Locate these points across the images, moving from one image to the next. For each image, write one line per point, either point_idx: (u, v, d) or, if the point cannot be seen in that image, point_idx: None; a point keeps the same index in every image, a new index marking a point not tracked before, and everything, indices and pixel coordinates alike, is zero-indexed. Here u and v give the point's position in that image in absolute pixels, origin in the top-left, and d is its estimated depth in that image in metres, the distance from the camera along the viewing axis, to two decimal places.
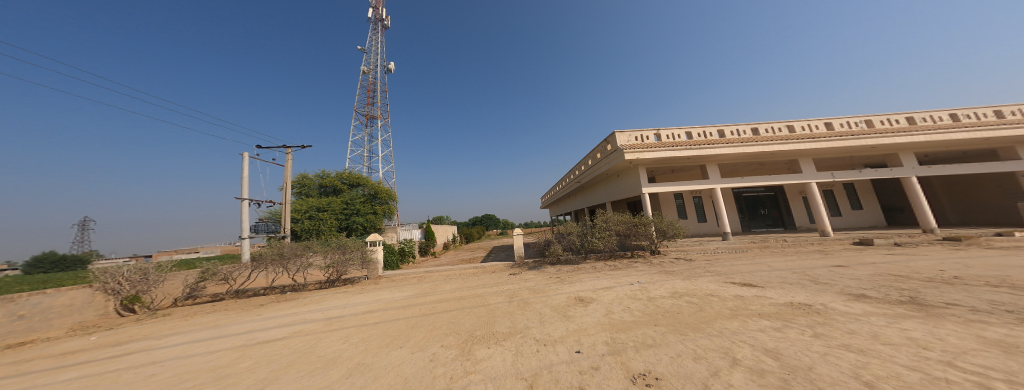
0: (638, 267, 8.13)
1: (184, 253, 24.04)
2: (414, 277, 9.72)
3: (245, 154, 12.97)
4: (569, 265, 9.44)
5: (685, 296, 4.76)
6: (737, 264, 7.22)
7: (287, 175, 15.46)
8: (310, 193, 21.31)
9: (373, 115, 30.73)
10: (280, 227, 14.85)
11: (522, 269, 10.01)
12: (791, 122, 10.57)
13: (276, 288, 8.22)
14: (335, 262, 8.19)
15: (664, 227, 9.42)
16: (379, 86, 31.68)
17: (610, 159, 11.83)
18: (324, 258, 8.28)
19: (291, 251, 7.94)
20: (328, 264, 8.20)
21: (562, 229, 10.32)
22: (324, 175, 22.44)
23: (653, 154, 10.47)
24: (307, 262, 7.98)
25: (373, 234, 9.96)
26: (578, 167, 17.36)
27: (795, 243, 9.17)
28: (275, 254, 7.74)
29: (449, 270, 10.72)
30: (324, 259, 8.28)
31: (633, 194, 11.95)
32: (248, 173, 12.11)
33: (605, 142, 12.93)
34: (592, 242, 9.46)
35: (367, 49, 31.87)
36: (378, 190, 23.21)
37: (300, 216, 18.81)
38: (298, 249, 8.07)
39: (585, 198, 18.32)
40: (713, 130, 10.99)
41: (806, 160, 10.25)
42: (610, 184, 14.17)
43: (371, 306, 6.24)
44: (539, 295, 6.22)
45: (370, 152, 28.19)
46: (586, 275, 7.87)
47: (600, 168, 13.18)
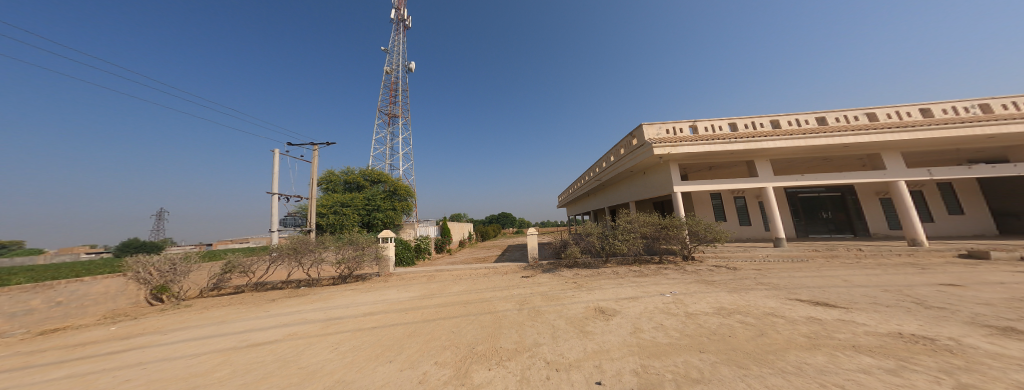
0: (669, 275, 7.08)
1: (227, 244, 26.25)
2: (424, 276, 9.42)
3: (276, 151, 13.75)
4: (588, 270, 8.56)
5: (735, 315, 3.80)
6: (797, 276, 5.95)
7: (313, 172, 16.21)
8: (335, 189, 22.24)
9: (395, 114, 31.91)
10: (307, 222, 15.49)
11: (537, 272, 9.30)
12: (870, 109, 8.76)
13: (294, 282, 8.32)
14: (348, 258, 8.14)
15: (700, 230, 8.22)
16: (401, 85, 32.74)
17: (636, 154, 10.73)
18: (338, 254, 8.26)
19: (307, 246, 7.97)
20: (340, 260, 8.15)
21: (580, 230, 9.43)
22: (349, 172, 23.33)
23: (688, 149, 9.27)
24: (322, 257, 7.99)
25: (386, 230, 9.84)
26: (599, 164, 16.24)
27: (872, 254, 7.52)
28: (290, 248, 7.79)
29: (460, 270, 10.29)
30: (339, 255, 8.27)
31: (662, 193, 10.73)
32: (275, 170, 12.76)
33: (631, 136, 11.78)
34: (615, 245, 8.50)
35: (390, 50, 33.11)
36: (398, 187, 23.70)
37: (326, 211, 19.71)
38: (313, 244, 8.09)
39: (606, 197, 17.17)
40: (763, 121, 9.49)
41: (887, 155, 8.47)
42: (636, 182, 12.97)
43: (374, 308, 5.87)
44: (552, 303, 5.48)
45: (391, 150, 29.02)
46: (607, 282, 7.00)
47: (625, 164, 12.06)
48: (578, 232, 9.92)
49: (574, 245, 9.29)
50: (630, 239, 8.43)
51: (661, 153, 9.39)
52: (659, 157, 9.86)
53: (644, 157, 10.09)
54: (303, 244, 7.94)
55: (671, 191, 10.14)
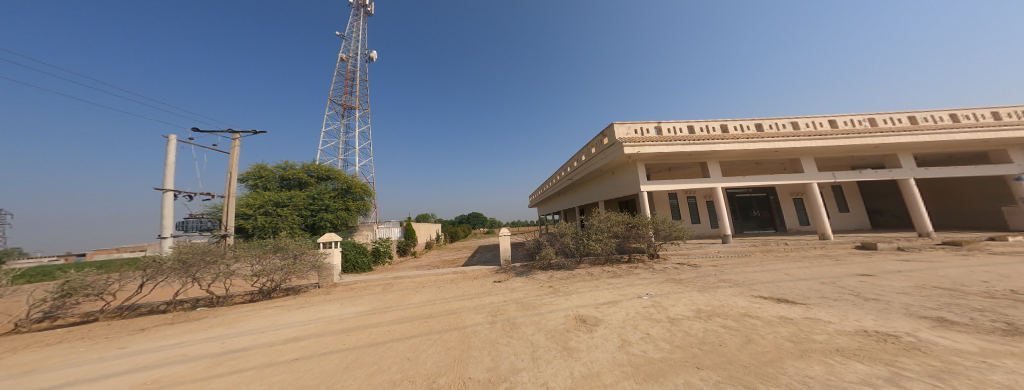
0: (640, 274, 7.13)
1: (126, 251, 21.22)
2: (379, 285, 8.22)
3: (173, 137, 10.83)
4: (561, 272, 8.31)
5: (716, 319, 3.71)
6: (751, 272, 6.37)
7: (232, 164, 13.26)
8: (267, 185, 18.71)
9: (350, 106, 28.28)
10: (220, 225, 12.68)
11: (508, 275, 8.78)
12: (795, 119, 10.16)
13: (180, 302, 6.57)
14: (261, 270, 6.62)
15: (664, 229, 8.57)
16: (360, 75, 29.15)
17: (606, 154, 10.90)
18: (247, 265, 6.69)
19: (200, 257, 6.26)
20: (253, 273, 6.64)
21: (553, 229, 9.18)
22: (286, 166, 19.85)
23: (654, 149, 9.60)
24: (223, 271, 6.36)
25: (328, 234, 8.27)
26: (570, 163, 16.37)
27: (797, 247, 8.60)
28: (174, 260, 6.10)
29: (423, 275, 9.28)
30: (248, 267, 6.70)
31: (629, 192, 11.09)
32: (174, 158, 10.30)
33: (601, 136, 11.98)
34: (588, 245, 8.40)
35: (346, 35, 29.25)
36: (352, 185, 20.92)
37: (253, 212, 16.45)
38: (211, 255, 6.42)
39: (577, 197, 17.39)
40: (714, 125, 10.29)
41: (805, 159, 9.86)
42: (605, 182, 13.27)
43: (305, 332, 4.69)
44: (528, 314, 4.97)
45: (346, 144, 25.82)
46: (582, 285, 6.75)
47: (595, 163, 12.24)
48: (550, 232, 9.68)
49: (547, 244, 8.99)
50: (602, 239, 8.40)
51: (630, 152, 9.57)
52: (628, 156, 10.08)
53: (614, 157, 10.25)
54: (194, 252, 6.30)
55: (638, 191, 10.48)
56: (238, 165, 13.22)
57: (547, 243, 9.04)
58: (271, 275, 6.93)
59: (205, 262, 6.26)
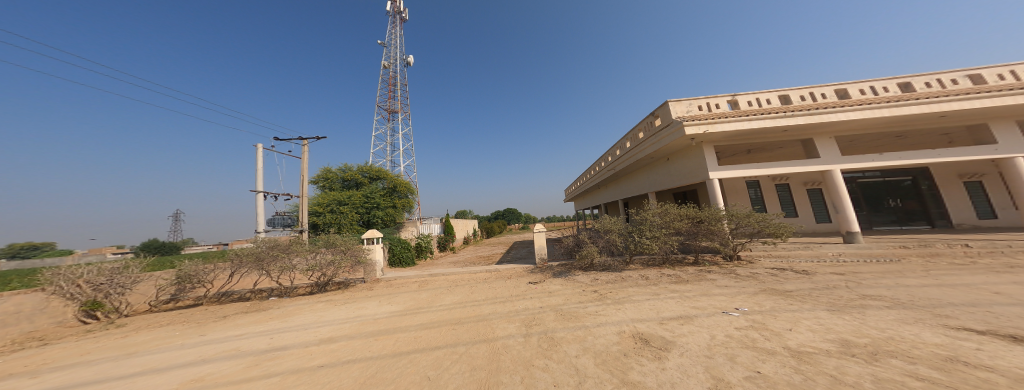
0: (716, 280, 5.52)
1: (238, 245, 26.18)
2: (415, 283, 8.14)
3: (259, 147, 13.02)
4: (609, 274, 7.07)
5: (885, 360, 2.27)
6: (908, 285, 4.31)
7: (302, 169, 15.28)
8: (332, 186, 21.19)
9: (394, 110, 30.80)
10: (298, 222, 14.52)
11: (546, 276, 7.87)
12: (974, 70, 6.89)
13: (261, 292, 7.14)
14: (316, 265, 6.80)
15: (748, 225, 6.57)
16: (399, 80, 31.67)
17: (661, 137, 9.09)
18: (307, 260, 6.94)
19: (269, 251, 6.75)
20: (309, 268, 6.86)
21: (597, 226, 7.90)
22: (347, 169, 22.29)
23: (731, 126, 7.56)
24: (287, 266, 6.66)
25: (370, 230, 8.57)
26: (613, 151, 14.52)
27: (987, 252, 5.78)
28: (251, 254, 6.56)
29: (457, 274, 8.97)
30: (307, 261, 6.94)
31: (692, 182, 9.08)
32: (260, 164, 12.05)
33: (653, 116, 10.06)
34: (641, 244, 6.92)
35: (386, 44, 31.99)
36: (398, 184, 22.59)
37: (322, 210, 18.79)
38: (278, 250, 6.84)
39: (621, 190, 15.52)
40: (828, 89, 7.57)
41: (996, 125, 6.65)
42: (658, 170, 11.28)
43: (336, 332, 4.49)
44: (570, 328, 4.00)
45: (392, 147, 28.16)
46: (637, 291, 5.47)
47: (646, 149, 10.38)
48: (593, 228, 8.40)
49: (589, 243, 7.78)
50: (659, 237, 6.82)
51: (697, 132, 7.69)
52: (691, 138, 8.16)
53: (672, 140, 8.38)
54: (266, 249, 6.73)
55: (706, 180, 8.44)
56: (306, 168, 15.15)
57: (590, 242, 7.80)
58: (328, 269, 7.11)
59: (273, 256, 6.67)
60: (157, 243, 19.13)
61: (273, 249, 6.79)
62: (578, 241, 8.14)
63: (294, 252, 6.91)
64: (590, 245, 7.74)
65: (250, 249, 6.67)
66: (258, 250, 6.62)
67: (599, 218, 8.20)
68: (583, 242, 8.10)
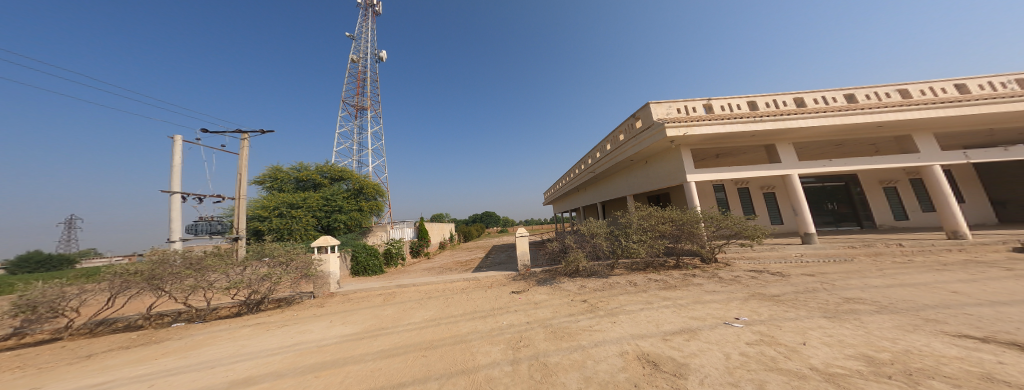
0: (703, 285, 5.43)
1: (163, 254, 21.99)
2: (380, 296, 7.10)
3: (178, 138, 10.72)
4: (594, 281, 6.73)
5: (925, 383, 2.03)
6: (878, 286, 4.48)
7: (241, 165, 13.01)
8: (282, 187, 18.49)
9: (363, 107, 28.36)
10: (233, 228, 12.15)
11: (529, 285, 7.33)
12: (903, 86, 7.81)
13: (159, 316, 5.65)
14: (237, 283, 5.50)
15: (726, 227, 6.70)
16: (370, 76, 29.27)
17: (641, 139, 9.16)
18: (224, 277, 5.60)
19: (170, 267, 5.24)
20: (228, 286, 5.52)
21: (582, 229, 7.62)
22: (301, 168, 19.68)
23: (707, 129, 7.74)
24: (196, 285, 5.31)
25: (322, 236, 7.25)
26: (592, 154, 14.64)
27: (919, 250, 6.48)
28: (136, 272, 5.05)
29: (430, 283, 8.08)
30: (225, 278, 5.61)
31: (670, 184, 9.28)
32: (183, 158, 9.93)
33: (632, 118, 10.19)
34: (628, 247, 6.73)
35: (356, 36, 29.53)
36: (365, 186, 20.61)
37: (268, 214, 16.22)
38: (182, 266, 5.36)
39: (599, 193, 15.71)
40: (788, 97, 8.08)
41: (919, 136, 7.59)
42: (636, 173, 11.49)
43: (264, 370, 3.47)
44: (563, 349, 3.47)
45: (359, 146, 25.93)
46: (628, 300, 5.15)
47: (626, 151, 10.48)
48: (577, 232, 8.12)
49: (574, 248, 7.45)
50: (645, 240, 6.69)
51: (676, 134, 7.79)
52: (670, 140, 8.27)
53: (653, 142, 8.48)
54: (161, 263, 5.25)
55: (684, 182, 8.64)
56: (245, 165, 12.89)
57: (574, 246, 7.48)
58: (256, 286, 5.82)
59: (174, 275, 5.24)
60: (42, 255, 14.95)
61: (177, 265, 5.34)
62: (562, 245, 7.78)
63: (206, 268, 5.50)
64: (574, 249, 7.41)
65: (140, 264, 5.17)
66: (148, 266, 5.11)
67: (583, 222, 7.93)
68: (566, 247, 7.76)
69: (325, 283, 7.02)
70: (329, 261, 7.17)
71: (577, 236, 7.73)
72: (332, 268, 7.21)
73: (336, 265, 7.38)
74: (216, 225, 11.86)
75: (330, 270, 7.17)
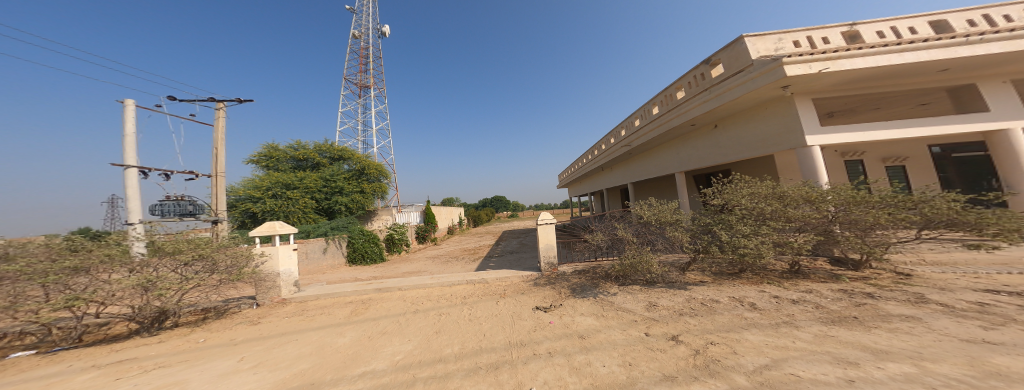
0: (923, 322, 2.76)
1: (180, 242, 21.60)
2: (348, 307, 5.02)
3: (128, 102, 9.23)
4: (671, 294, 4.24)
5: None
6: None
7: (216, 138, 11.47)
8: (278, 167, 16.85)
9: (366, 85, 26.49)
10: (210, 208, 10.58)
11: (562, 295, 4.97)
12: None
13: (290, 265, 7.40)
14: (80, 298, 3.45)
15: (929, 220, 3.69)
16: (373, 51, 27.18)
17: (725, 91, 6.16)
18: (65, 288, 3.50)
19: None
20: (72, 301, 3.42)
21: (638, 214, 4.93)
22: (299, 146, 18.08)
23: (866, 62, 4.72)
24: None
25: (254, 228, 5.04)
26: (629, 122, 11.59)
27: None
28: None
29: (422, 287, 5.91)
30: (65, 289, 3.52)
31: (759, 154, 6.45)
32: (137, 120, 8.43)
33: (705, 65, 6.98)
34: (730, 245, 4.01)
35: (356, 9, 27.49)
36: (367, 166, 19.00)
37: (261, 195, 14.60)
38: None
39: (634, 170, 12.86)
40: (1014, 9, 4.79)
41: None
42: (695, 142, 8.58)
43: None
44: None
45: (365, 125, 24.34)
46: (780, 346, 2.60)
47: (688, 113, 7.49)
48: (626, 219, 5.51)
49: (630, 245, 4.81)
50: (761, 232, 3.92)
51: (806, 73, 4.84)
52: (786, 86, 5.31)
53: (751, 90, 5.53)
54: None
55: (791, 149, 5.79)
56: (219, 138, 11.38)
57: (631, 239, 4.83)
58: (131, 301, 3.91)
59: None
60: None
61: None
62: (608, 240, 5.15)
63: (18, 274, 3.24)
64: (631, 247, 4.81)
65: None
66: None
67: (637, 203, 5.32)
68: (616, 243, 5.16)
69: (275, 288, 5.17)
70: (275, 259, 5.18)
71: (630, 224, 5.02)
72: (282, 267, 5.23)
73: (289, 263, 5.38)
74: (186, 205, 10.20)
75: (277, 270, 5.15)
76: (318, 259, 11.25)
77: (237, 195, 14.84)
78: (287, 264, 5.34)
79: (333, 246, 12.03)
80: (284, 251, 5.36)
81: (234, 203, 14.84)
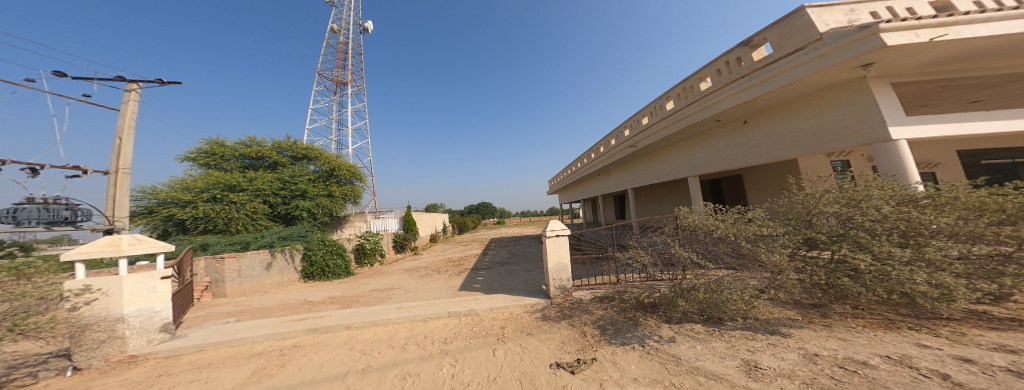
0: None
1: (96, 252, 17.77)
2: (250, 365, 3.10)
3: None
4: (768, 345, 2.72)
5: None
6: None
7: (123, 126, 9.29)
8: (224, 166, 14.12)
9: (343, 81, 24.24)
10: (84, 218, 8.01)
11: (590, 339, 3.32)
12: None
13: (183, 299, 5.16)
14: None
15: None
16: (353, 47, 25.09)
17: (778, 74, 4.93)
18: None
19: None
20: None
21: (705, 227, 3.48)
22: (251, 143, 15.47)
23: (990, 28, 3.76)
24: None
25: (78, 246, 3.30)
26: (633, 121, 10.38)
27: None
28: None
29: (381, 325, 4.06)
30: None
31: (807, 152, 5.34)
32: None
33: (743, 47, 5.75)
34: (880, 282, 2.69)
35: (335, 1, 25.57)
36: (337, 166, 16.75)
37: (192, 198, 11.89)
38: None
39: (636, 175, 11.68)
40: None
41: None
42: (714, 142, 7.45)
43: None
44: None
45: (340, 123, 22.17)
46: None
47: (718, 105, 6.22)
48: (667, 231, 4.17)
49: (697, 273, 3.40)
50: (925, 255, 2.61)
51: (911, 43, 3.74)
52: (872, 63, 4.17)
53: (821, 70, 4.34)
54: None
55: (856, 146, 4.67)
56: (127, 126, 9.13)
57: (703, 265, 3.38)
58: None
59: None
60: None
61: None
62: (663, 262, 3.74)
63: None
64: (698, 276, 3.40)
65: None
66: None
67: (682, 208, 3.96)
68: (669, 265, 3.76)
69: (110, 342, 3.22)
70: (117, 296, 3.28)
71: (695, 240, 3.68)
72: (129, 307, 3.34)
73: (151, 300, 3.50)
74: (61, 211, 7.67)
75: (120, 312, 3.28)
76: (259, 276, 8.92)
77: (159, 199, 11.90)
78: (143, 301, 3.45)
79: (281, 261, 9.59)
80: (138, 282, 3.44)
81: (155, 208, 11.90)
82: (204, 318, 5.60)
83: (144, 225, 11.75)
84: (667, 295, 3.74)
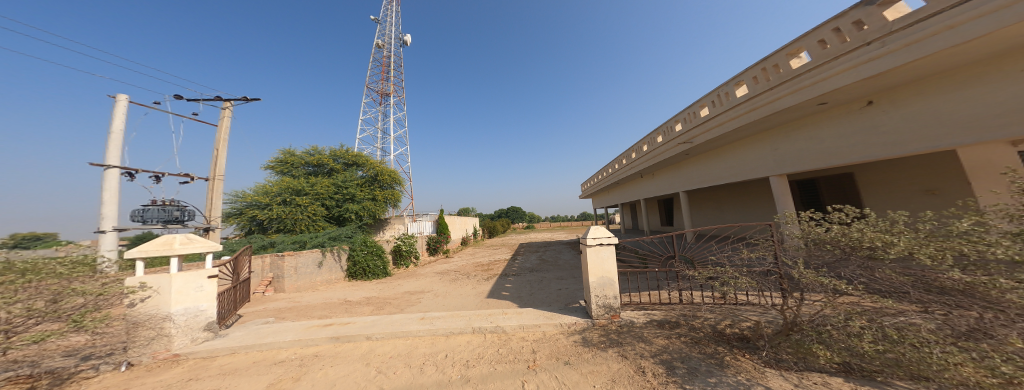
0: None
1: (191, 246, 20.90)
2: (272, 373, 2.98)
3: (120, 97, 8.61)
4: None
5: None
6: None
7: (220, 139, 10.76)
8: (292, 172, 15.82)
9: (386, 93, 25.95)
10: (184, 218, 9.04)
11: (646, 380, 2.57)
12: None
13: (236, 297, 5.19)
14: None
15: None
16: (394, 60, 26.76)
17: (946, 35, 3.60)
18: None
19: None
20: None
21: (860, 242, 2.17)
22: (315, 152, 17.12)
23: None
24: None
25: (139, 245, 3.47)
26: (686, 113, 9.04)
27: None
28: None
29: (403, 337, 3.76)
30: None
31: (988, 138, 3.86)
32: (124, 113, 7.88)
33: (868, 6, 4.42)
34: None
35: (380, 20, 27.66)
36: (381, 172, 17.81)
37: (269, 201, 13.43)
38: None
39: (691, 175, 10.21)
40: None
41: None
42: (812, 132, 6.00)
43: None
44: None
45: (383, 132, 23.83)
46: None
47: (830, 85, 4.89)
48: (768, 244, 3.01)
49: (857, 311, 2.14)
50: None
51: None
52: None
53: None
54: None
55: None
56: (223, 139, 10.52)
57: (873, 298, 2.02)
58: None
59: None
60: None
61: None
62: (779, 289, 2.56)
63: None
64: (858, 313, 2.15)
65: None
66: None
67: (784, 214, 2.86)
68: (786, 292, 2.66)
69: (159, 340, 3.31)
70: (167, 294, 3.36)
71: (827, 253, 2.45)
72: (177, 305, 3.40)
73: (197, 299, 3.57)
74: (172, 211, 8.96)
75: (168, 310, 3.34)
76: (312, 274, 9.55)
77: (246, 202, 13.63)
78: (190, 300, 3.52)
79: (330, 260, 10.20)
80: (187, 281, 3.50)
81: (241, 209, 13.66)
82: (260, 313, 5.95)
83: (235, 224, 13.53)
84: (782, 333, 2.71)
